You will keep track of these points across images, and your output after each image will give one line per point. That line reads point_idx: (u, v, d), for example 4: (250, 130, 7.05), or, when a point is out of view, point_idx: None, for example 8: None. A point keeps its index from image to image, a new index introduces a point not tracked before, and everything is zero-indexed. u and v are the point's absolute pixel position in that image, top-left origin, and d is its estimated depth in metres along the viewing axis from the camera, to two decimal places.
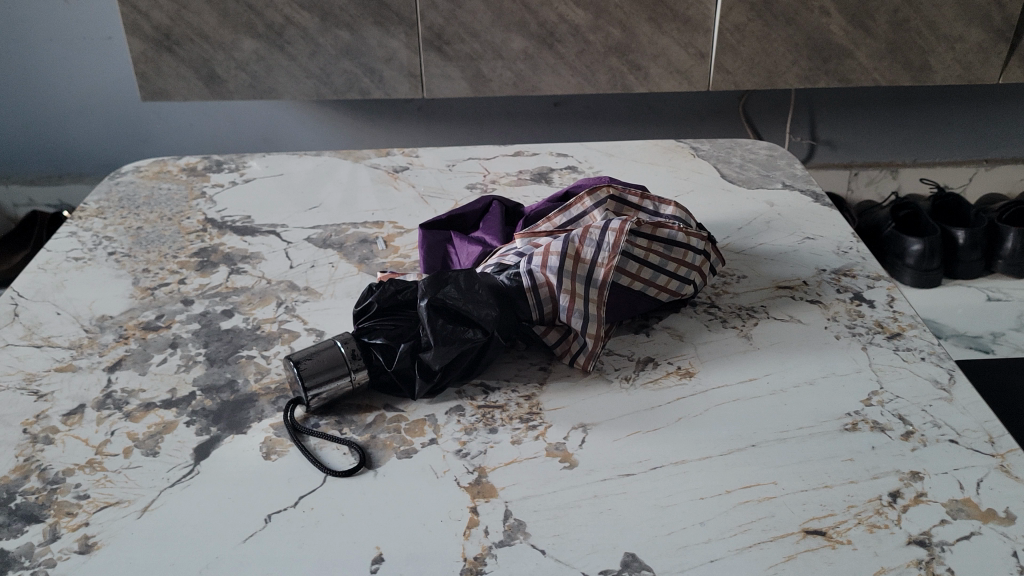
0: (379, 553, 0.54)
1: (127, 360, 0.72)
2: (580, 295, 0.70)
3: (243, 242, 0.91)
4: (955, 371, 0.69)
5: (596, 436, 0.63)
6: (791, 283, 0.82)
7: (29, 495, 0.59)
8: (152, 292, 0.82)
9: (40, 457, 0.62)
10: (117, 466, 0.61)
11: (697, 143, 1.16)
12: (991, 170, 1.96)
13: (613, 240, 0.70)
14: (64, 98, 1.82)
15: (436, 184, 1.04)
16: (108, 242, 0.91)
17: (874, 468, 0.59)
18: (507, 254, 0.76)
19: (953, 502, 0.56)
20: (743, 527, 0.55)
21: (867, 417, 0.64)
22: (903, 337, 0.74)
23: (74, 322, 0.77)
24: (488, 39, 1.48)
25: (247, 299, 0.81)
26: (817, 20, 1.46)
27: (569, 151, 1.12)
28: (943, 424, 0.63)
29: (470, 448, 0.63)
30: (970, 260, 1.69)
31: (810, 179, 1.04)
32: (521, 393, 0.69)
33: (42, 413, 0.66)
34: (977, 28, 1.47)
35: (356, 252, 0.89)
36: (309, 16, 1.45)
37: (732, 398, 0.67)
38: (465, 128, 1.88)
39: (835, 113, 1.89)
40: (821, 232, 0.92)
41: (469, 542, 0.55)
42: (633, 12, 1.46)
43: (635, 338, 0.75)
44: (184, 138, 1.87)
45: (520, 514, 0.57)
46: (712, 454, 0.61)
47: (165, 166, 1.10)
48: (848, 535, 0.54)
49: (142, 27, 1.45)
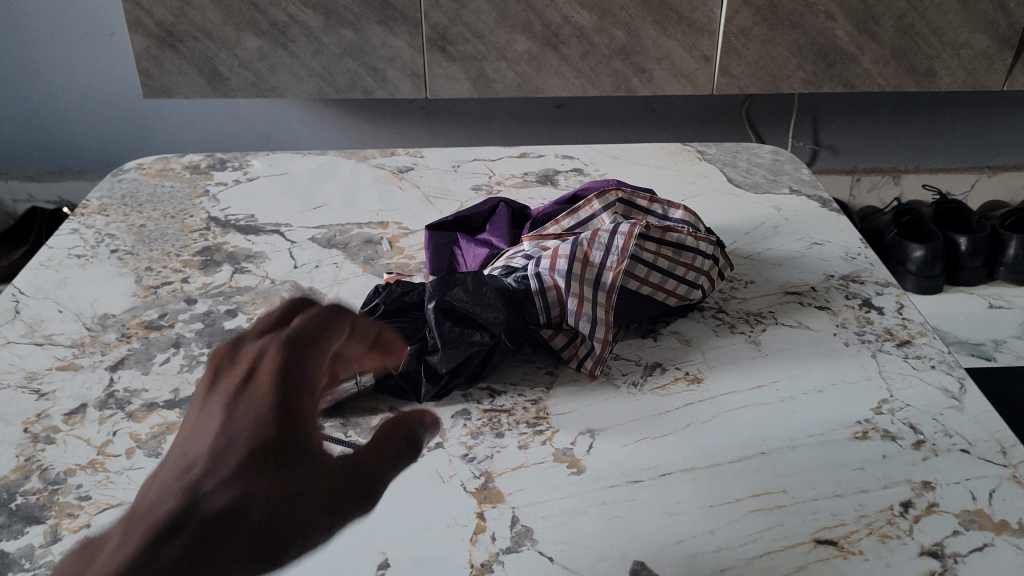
0: (384, 559, 0.53)
1: (129, 359, 0.71)
2: (588, 299, 0.70)
3: (246, 241, 0.91)
4: (966, 379, 0.69)
5: (603, 442, 0.63)
6: (799, 289, 0.81)
7: (30, 495, 0.58)
8: (155, 290, 0.81)
9: (41, 457, 0.61)
10: (120, 467, 0.60)
11: (702, 147, 1.15)
12: (993, 178, 1.96)
13: (622, 243, 0.70)
14: (64, 95, 1.81)
15: (440, 184, 1.03)
16: (111, 239, 0.91)
17: (886, 478, 0.59)
18: (513, 257, 0.76)
19: (966, 513, 0.56)
20: (753, 536, 0.54)
21: (877, 425, 0.63)
22: (912, 345, 0.73)
23: (76, 320, 0.77)
24: (492, 40, 1.48)
25: (251, 299, 0.80)
26: (823, 24, 1.46)
27: (575, 154, 1.11)
28: (954, 433, 0.63)
29: (476, 453, 0.62)
30: (972, 268, 1.68)
31: (817, 184, 1.03)
32: (528, 397, 0.68)
33: (43, 412, 0.66)
34: (982, 35, 1.47)
35: (360, 252, 0.88)
36: (313, 15, 1.44)
37: (742, 404, 0.66)
38: (467, 128, 1.88)
39: (837, 118, 1.89)
40: (830, 238, 0.91)
41: (476, 548, 0.54)
42: (639, 14, 1.45)
43: (642, 343, 0.74)
44: (184, 136, 1.86)
45: (527, 520, 0.56)
46: (721, 462, 0.60)
47: (168, 164, 1.09)
48: (860, 545, 0.53)
49: (145, 23, 1.45)
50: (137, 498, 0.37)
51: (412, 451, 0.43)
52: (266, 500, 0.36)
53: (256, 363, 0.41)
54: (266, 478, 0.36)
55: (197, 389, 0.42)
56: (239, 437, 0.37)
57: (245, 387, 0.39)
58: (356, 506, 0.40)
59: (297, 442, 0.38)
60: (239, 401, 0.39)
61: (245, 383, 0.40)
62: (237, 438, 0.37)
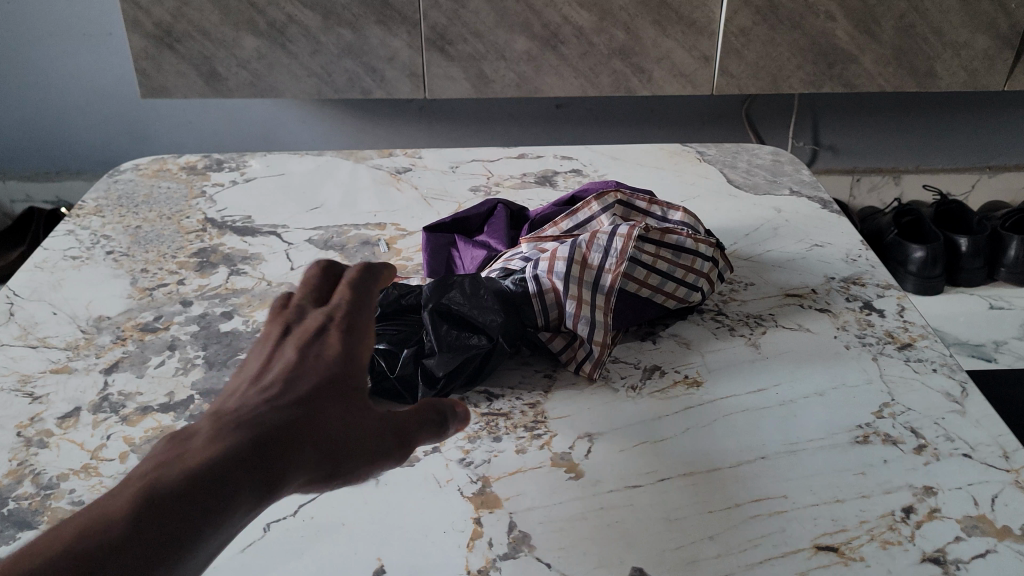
0: (380, 565, 0.52)
1: (124, 362, 0.71)
2: (586, 301, 0.69)
3: (243, 242, 0.90)
4: (968, 383, 0.68)
5: (601, 446, 0.62)
6: (799, 291, 0.81)
7: (22, 500, 0.57)
8: (151, 292, 0.81)
9: (34, 461, 0.61)
10: (113, 471, 0.60)
11: (702, 148, 1.14)
12: (994, 178, 1.95)
13: (620, 245, 0.70)
14: (62, 96, 1.81)
15: (438, 185, 1.03)
16: (106, 241, 0.90)
17: (887, 483, 0.58)
18: (511, 259, 0.76)
19: (967, 518, 0.55)
20: (753, 542, 0.54)
21: (878, 430, 0.63)
22: (914, 348, 0.72)
23: (70, 322, 0.76)
24: (491, 40, 1.47)
25: (247, 301, 0.79)
26: (823, 24, 1.45)
27: (573, 154, 1.11)
28: (956, 438, 0.62)
29: (474, 457, 0.61)
30: (973, 268, 1.68)
31: (818, 185, 1.03)
32: (526, 400, 0.67)
33: (37, 416, 0.65)
34: (983, 35, 1.46)
35: (358, 254, 0.88)
36: (312, 15, 1.44)
37: (741, 408, 0.65)
38: (466, 129, 1.87)
39: (837, 119, 1.88)
40: (830, 240, 0.91)
41: (473, 554, 0.53)
42: (638, 14, 1.44)
43: (641, 346, 0.74)
44: (182, 136, 1.86)
45: (525, 526, 0.55)
46: (721, 466, 0.60)
47: (165, 164, 1.09)
48: (861, 551, 0.53)
49: (142, 23, 1.44)
50: (219, 400, 0.46)
51: (443, 429, 0.50)
52: (327, 423, 0.45)
53: (325, 318, 0.50)
54: (327, 405, 0.45)
55: (270, 331, 0.51)
56: (314, 371, 0.46)
57: (318, 335, 0.48)
58: (394, 452, 0.48)
59: (355, 384, 0.47)
60: (312, 347, 0.48)
61: (315, 333, 0.49)
62: (309, 373, 0.46)
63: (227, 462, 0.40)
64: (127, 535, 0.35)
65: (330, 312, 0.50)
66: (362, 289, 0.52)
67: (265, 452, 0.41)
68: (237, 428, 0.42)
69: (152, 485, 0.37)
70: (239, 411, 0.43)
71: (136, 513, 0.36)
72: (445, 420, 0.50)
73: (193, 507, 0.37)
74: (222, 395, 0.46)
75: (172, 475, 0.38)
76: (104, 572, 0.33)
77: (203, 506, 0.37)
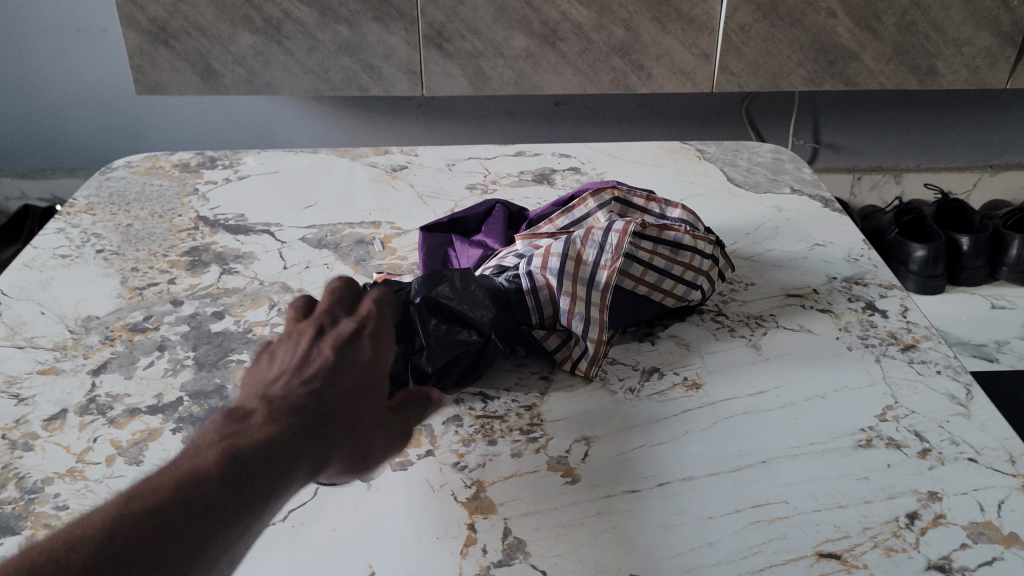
0: (371, 572, 0.51)
1: (112, 363, 0.69)
2: (581, 298, 0.67)
3: (236, 241, 0.88)
4: (973, 385, 0.67)
5: (599, 450, 0.61)
6: (800, 292, 0.80)
7: (5, 505, 0.56)
8: (141, 292, 0.79)
9: (18, 465, 0.59)
10: (99, 475, 0.58)
11: (702, 145, 1.13)
12: (996, 176, 1.94)
13: (616, 241, 0.68)
14: (57, 93, 1.79)
15: (435, 183, 1.01)
16: (97, 239, 0.89)
17: (891, 488, 0.57)
18: (506, 256, 0.74)
19: (973, 525, 0.54)
20: (754, 549, 0.52)
21: (881, 433, 0.61)
22: (917, 349, 0.71)
23: (58, 322, 0.75)
24: (489, 37, 1.46)
25: (239, 301, 0.78)
26: (824, 21, 1.44)
27: (572, 152, 1.09)
28: (961, 442, 0.61)
29: (468, 461, 0.60)
30: (974, 268, 1.66)
31: (819, 184, 1.01)
32: (521, 402, 0.66)
33: (22, 418, 0.64)
34: (985, 33, 1.45)
35: (352, 253, 0.86)
36: (308, 11, 1.42)
37: (741, 411, 0.64)
38: (464, 127, 1.86)
39: (839, 117, 1.87)
40: (832, 239, 0.89)
41: (466, 561, 0.52)
42: (638, 11, 1.43)
43: (639, 347, 0.72)
44: (178, 133, 1.84)
45: (520, 532, 0.54)
46: (721, 471, 0.58)
47: (157, 162, 1.07)
48: (864, 559, 0.51)
49: (137, 19, 1.42)
50: (263, 385, 0.54)
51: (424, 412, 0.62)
52: (355, 414, 0.54)
53: (356, 326, 0.60)
54: (360, 397, 0.55)
55: (305, 329, 0.60)
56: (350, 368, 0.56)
57: (352, 342, 0.58)
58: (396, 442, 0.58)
59: (378, 383, 0.57)
60: (347, 349, 0.57)
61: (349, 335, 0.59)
62: (345, 370, 0.56)
63: (283, 440, 0.48)
64: (221, 486, 0.44)
65: (359, 324, 0.60)
66: (382, 308, 0.63)
67: (313, 432, 0.50)
68: (290, 414, 0.51)
69: (232, 447, 0.46)
70: (290, 398, 0.52)
71: (226, 464, 0.45)
72: (422, 411, 0.62)
73: (261, 471, 0.46)
74: (266, 381, 0.54)
75: (241, 445, 0.47)
76: (206, 510, 0.42)
77: (271, 472, 0.46)
